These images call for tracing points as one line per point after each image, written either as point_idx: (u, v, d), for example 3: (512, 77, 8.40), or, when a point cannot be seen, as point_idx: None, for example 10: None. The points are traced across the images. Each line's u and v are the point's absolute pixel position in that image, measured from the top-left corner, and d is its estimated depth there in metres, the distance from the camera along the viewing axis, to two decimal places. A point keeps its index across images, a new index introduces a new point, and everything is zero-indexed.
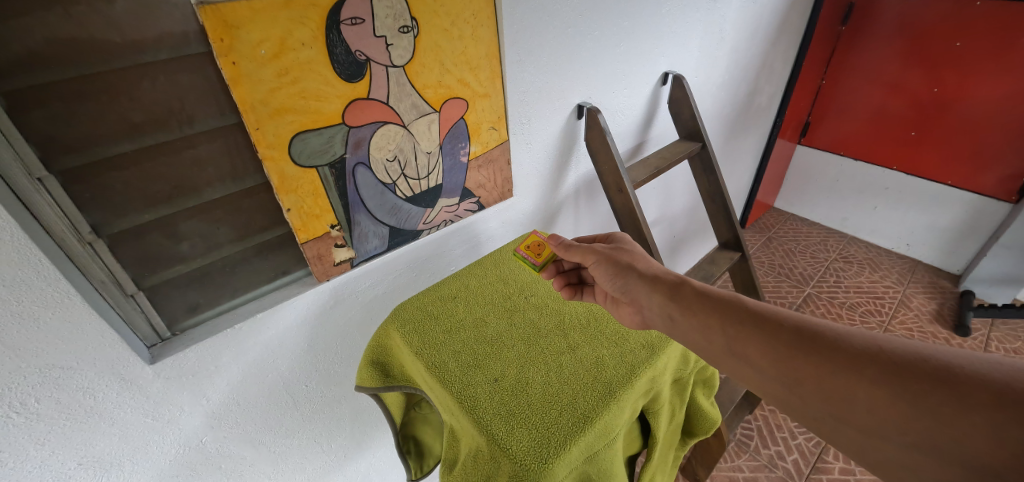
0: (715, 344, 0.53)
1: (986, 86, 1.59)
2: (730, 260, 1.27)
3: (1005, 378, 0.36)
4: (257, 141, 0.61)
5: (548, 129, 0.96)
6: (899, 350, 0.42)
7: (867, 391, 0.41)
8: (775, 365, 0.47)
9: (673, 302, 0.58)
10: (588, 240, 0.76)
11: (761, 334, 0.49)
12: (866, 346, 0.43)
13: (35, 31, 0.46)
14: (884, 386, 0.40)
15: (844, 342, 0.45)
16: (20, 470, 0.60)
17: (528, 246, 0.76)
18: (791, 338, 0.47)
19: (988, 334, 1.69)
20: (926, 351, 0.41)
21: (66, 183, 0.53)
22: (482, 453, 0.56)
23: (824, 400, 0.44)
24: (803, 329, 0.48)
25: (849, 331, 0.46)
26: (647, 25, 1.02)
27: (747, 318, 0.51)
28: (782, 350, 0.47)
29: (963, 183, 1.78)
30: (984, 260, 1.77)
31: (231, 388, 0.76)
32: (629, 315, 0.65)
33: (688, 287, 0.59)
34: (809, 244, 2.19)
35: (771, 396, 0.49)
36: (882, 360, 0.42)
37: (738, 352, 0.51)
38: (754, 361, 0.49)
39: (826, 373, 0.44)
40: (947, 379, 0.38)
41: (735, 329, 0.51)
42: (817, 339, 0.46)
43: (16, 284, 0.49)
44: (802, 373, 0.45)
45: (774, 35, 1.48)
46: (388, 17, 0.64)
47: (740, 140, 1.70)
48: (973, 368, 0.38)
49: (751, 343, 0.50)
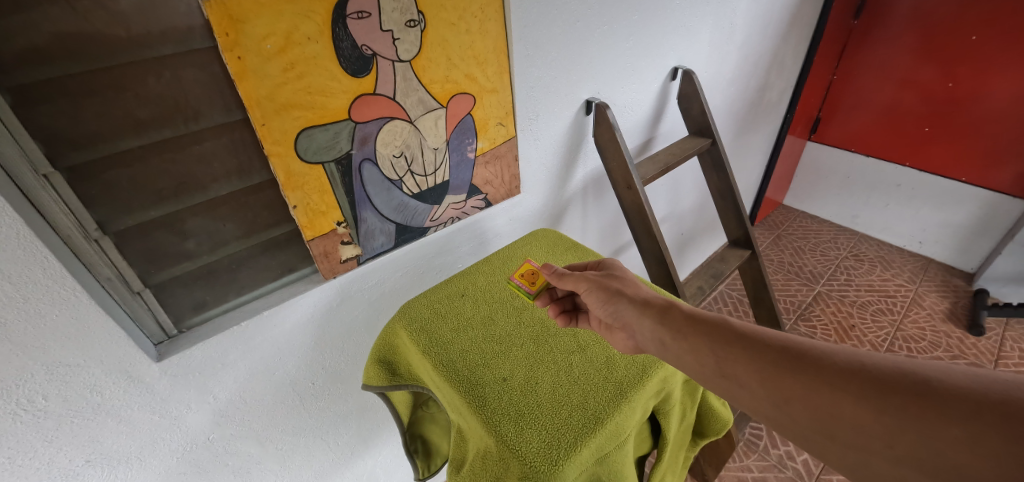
0: (705, 366, 0.50)
1: (1001, 80, 1.56)
2: (741, 258, 1.25)
3: (981, 390, 0.36)
4: (263, 137, 0.60)
5: (556, 125, 0.95)
6: (880, 364, 0.41)
7: (854, 407, 0.40)
8: (763, 384, 0.45)
9: (663, 325, 0.55)
10: (580, 267, 0.73)
11: (749, 355, 0.48)
12: (849, 362, 0.43)
13: (38, 25, 0.46)
14: (867, 401, 0.39)
15: (829, 359, 0.44)
16: (29, 466, 0.60)
17: (521, 275, 0.73)
18: (779, 358, 0.46)
19: (1003, 334, 1.66)
20: (905, 365, 0.40)
21: (72, 180, 0.53)
22: (491, 454, 0.55)
23: (813, 418, 0.42)
24: (789, 349, 0.46)
25: (833, 348, 0.45)
26: (657, 18, 1.00)
27: (734, 339, 0.50)
28: (769, 370, 0.46)
29: (976, 180, 1.75)
30: (998, 259, 1.74)
31: (238, 385, 0.75)
32: (622, 342, 0.61)
33: (677, 310, 0.56)
34: (819, 243, 2.16)
35: (762, 416, 0.47)
36: (865, 375, 0.41)
37: (728, 373, 0.48)
38: (743, 381, 0.47)
39: (814, 391, 0.42)
40: (927, 392, 0.38)
41: (724, 350, 0.49)
42: (804, 359, 0.45)
43: (22, 281, 0.49)
44: (791, 392, 0.44)
45: (787, 28, 1.44)
46: (394, 11, 0.63)
47: (750, 135, 1.67)
48: (950, 381, 0.38)
49: (740, 363, 0.48)
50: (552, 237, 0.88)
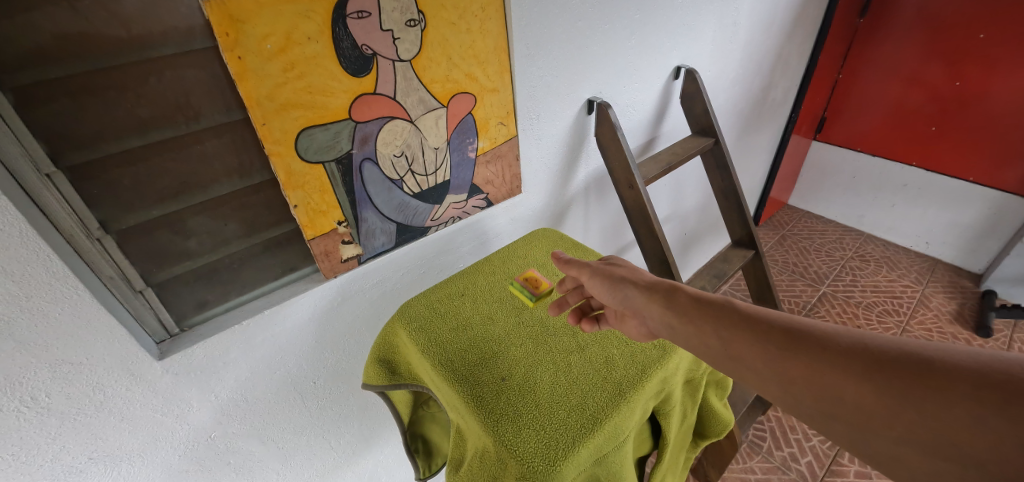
0: (711, 348, 0.50)
1: (1010, 79, 1.54)
2: (744, 258, 1.24)
3: (984, 370, 0.35)
4: (264, 136, 0.60)
5: (558, 123, 0.95)
6: (885, 346, 0.40)
7: (857, 389, 0.40)
8: (767, 365, 0.45)
9: (670, 310, 0.55)
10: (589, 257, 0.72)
11: (753, 336, 0.47)
12: (853, 344, 0.42)
13: (41, 26, 0.46)
14: (870, 382, 0.39)
15: (833, 341, 0.43)
16: (33, 463, 0.61)
17: (525, 278, 0.76)
18: (784, 339, 0.45)
19: (1010, 335, 1.64)
20: (910, 345, 0.40)
21: (74, 180, 0.53)
22: (488, 454, 0.55)
23: (816, 399, 0.42)
24: (794, 330, 0.46)
25: (838, 330, 0.44)
26: (659, 18, 1.00)
27: (739, 321, 0.49)
28: (774, 352, 0.45)
29: (983, 180, 1.73)
30: (1006, 260, 1.72)
31: (239, 384, 0.76)
32: (636, 329, 0.61)
33: (683, 295, 0.55)
34: (824, 243, 2.14)
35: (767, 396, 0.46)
36: (868, 357, 0.40)
37: (733, 355, 0.48)
38: (749, 362, 0.46)
39: (817, 372, 0.42)
40: (930, 373, 0.37)
41: (729, 332, 0.49)
42: (809, 340, 0.44)
43: (26, 279, 0.49)
44: (796, 373, 0.43)
45: (791, 26, 1.43)
46: (394, 11, 0.63)
47: (754, 135, 1.66)
48: (954, 361, 0.37)
49: (745, 345, 0.47)
50: (552, 237, 0.88)
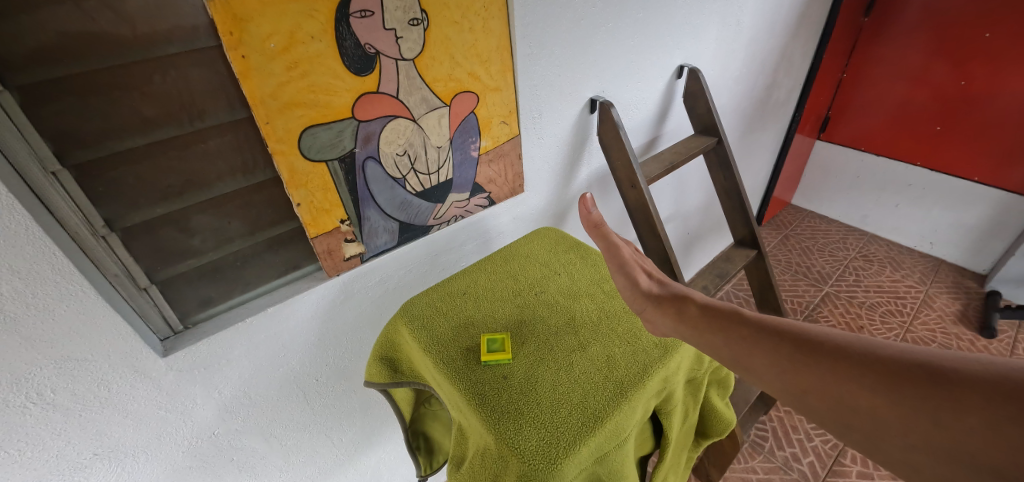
0: (725, 359, 0.51)
1: (1016, 79, 1.53)
2: (746, 258, 1.24)
3: (996, 379, 0.35)
4: (267, 135, 0.60)
5: (560, 122, 0.95)
6: (896, 356, 0.41)
7: (869, 398, 0.40)
8: (779, 376, 0.46)
9: (681, 321, 0.58)
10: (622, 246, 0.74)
11: (764, 348, 0.48)
12: (863, 354, 0.42)
13: (46, 25, 0.46)
14: (882, 392, 0.39)
15: (843, 351, 0.43)
16: (39, 459, 0.61)
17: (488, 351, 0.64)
18: (794, 349, 0.46)
19: (1015, 335, 1.63)
20: (921, 355, 0.40)
21: (79, 177, 0.53)
22: (490, 451, 0.55)
23: (829, 409, 0.42)
24: (804, 341, 0.46)
25: (850, 340, 0.44)
26: (661, 16, 0.99)
27: (750, 334, 0.50)
28: (785, 363, 0.46)
29: (989, 180, 1.72)
30: (1011, 260, 1.71)
31: (242, 381, 0.76)
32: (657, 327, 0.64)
33: (693, 307, 0.58)
34: (828, 243, 2.13)
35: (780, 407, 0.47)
36: (879, 367, 0.40)
37: (743, 363, 0.49)
38: (762, 374, 0.47)
39: (828, 382, 0.42)
40: (942, 382, 0.37)
41: (740, 344, 0.50)
42: (819, 350, 0.45)
43: (32, 276, 0.50)
44: (806, 384, 0.44)
45: (795, 24, 1.42)
46: (397, 10, 0.63)
47: (757, 134, 1.66)
48: (966, 369, 0.37)
49: (755, 356, 0.48)
50: (554, 236, 0.88)
